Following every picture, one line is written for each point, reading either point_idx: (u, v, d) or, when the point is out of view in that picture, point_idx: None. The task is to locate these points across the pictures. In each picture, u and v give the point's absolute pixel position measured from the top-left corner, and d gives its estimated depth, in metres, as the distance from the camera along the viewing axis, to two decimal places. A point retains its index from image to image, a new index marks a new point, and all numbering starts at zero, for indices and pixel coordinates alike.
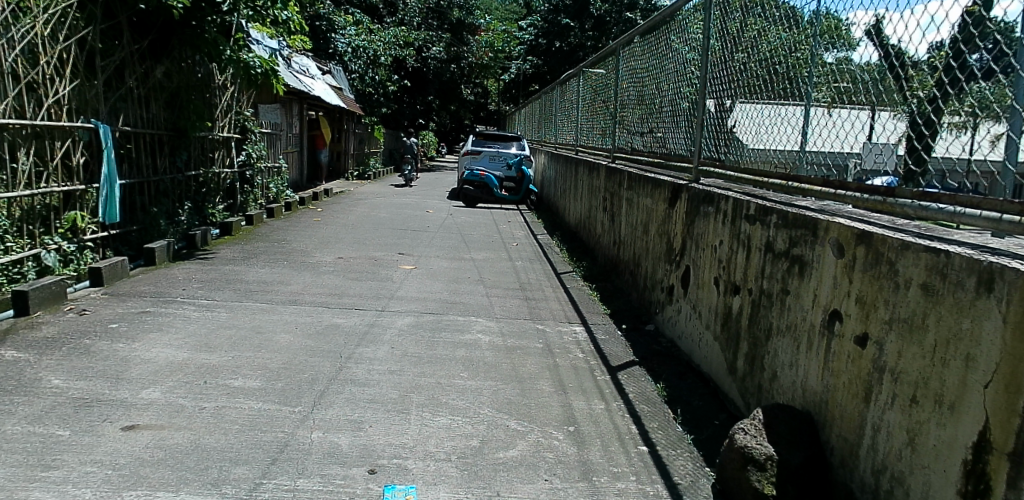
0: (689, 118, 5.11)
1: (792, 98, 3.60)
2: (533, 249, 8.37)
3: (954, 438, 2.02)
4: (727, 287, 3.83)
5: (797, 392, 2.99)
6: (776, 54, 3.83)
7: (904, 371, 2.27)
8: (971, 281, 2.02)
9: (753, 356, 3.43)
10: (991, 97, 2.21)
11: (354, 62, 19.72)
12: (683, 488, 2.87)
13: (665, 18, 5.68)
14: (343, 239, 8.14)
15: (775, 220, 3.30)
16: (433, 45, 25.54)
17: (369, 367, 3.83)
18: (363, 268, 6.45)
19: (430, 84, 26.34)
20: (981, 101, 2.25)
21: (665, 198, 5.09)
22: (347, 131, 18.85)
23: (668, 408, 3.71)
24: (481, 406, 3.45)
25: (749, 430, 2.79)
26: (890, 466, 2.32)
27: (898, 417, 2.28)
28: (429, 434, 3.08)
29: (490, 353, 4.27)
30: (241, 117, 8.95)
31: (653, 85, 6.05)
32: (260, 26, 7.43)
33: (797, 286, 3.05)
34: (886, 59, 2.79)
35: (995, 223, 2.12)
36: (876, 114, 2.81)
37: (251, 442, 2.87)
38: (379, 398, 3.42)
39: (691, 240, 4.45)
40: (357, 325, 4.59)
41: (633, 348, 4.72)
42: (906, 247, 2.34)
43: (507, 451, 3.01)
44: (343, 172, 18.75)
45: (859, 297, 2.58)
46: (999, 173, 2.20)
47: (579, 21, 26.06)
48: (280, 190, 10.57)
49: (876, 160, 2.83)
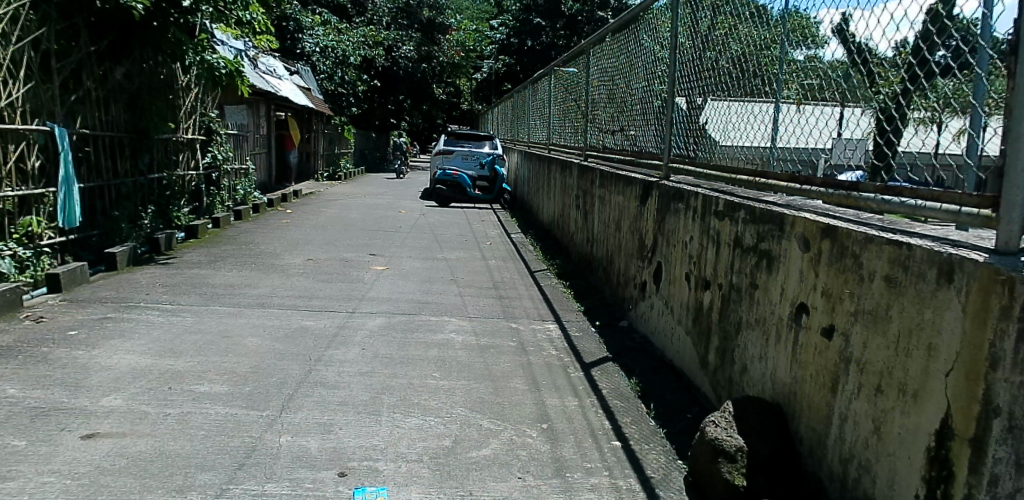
0: (660, 116, 5.14)
1: (762, 95, 3.63)
2: (506, 248, 8.37)
3: (919, 426, 2.06)
4: (698, 282, 3.86)
5: (766, 384, 3.03)
6: (745, 51, 3.87)
7: (869, 362, 2.31)
8: (932, 272, 2.05)
9: (723, 349, 3.47)
10: (951, 94, 2.26)
11: (323, 62, 19.57)
12: (656, 482, 2.89)
13: (634, 17, 5.71)
14: (314, 240, 8.06)
15: (743, 216, 3.34)
16: (403, 44, 25.61)
17: (340, 369, 3.79)
18: (332, 269, 6.39)
19: (401, 84, 26.25)
20: (945, 97, 2.28)
21: (636, 195, 5.13)
22: (315, 132, 18.65)
23: (642, 403, 3.74)
24: (454, 405, 3.44)
25: (720, 422, 2.83)
26: (858, 455, 2.35)
27: (864, 406, 2.33)
28: (400, 435, 3.06)
29: (463, 353, 4.26)
30: (206, 119, 8.85)
31: (624, 85, 6.07)
32: (225, 27, 7.30)
33: (765, 280, 3.08)
34: (852, 56, 2.83)
35: (955, 216, 2.17)
36: (846, 110, 2.85)
37: (218, 448, 2.83)
38: (350, 400, 3.39)
39: (663, 236, 4.48)
40: (327, 327, 4.54)
41: (607, 344, 4.74)
42: (869, 240, 2.38)
43: (479, 450, 2.99)
44: (313, 173, 18.55)
45: (825, 290, 2.61)
46: (961, 168, 2.23)
47: (550, 21, 26.21)
48: (247, 192, 10.44)
49: (844, 156, 2.86)
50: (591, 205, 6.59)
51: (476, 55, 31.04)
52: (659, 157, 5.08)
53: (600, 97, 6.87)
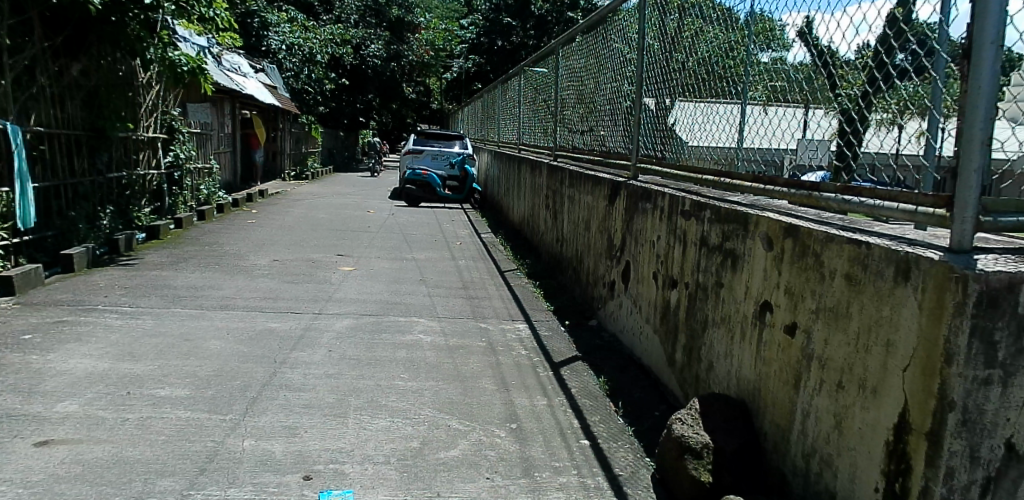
0: (628, 117, 5.18)
1: (729, 96, 3.68)
2: (476, 248, 8.36)
3: (878, 420, 2.11)
4: (665, 281, 3.90)
5: (731, 381, 3.08)
6: (711, 53, 3.91)
7: (830, 358, 2.36)
8: (890, 270, 2.10)
9: (690, 347, 3.51)
10: (910, 96, 2.32)
11: (289, 60, 19.31)
12: (624, 479, 2.92)
13: (603, 17, 5.75)
14: (280, 241, 7.95)
15: (708, 215, 3.39)
16: (371, 43, 25.43)
17: (306, 371, 3.75)
18: (299, 270, 6.31)
19: (370, 83, 26.03)
20: (908, 98, 2.33)
21: (605, 195, 5.16)
22: (282, 131, 18.39)
23: (610, 401, 3.77)
24: (422, 406, 3.43)
25: (686, 419, 2.87)
26: (819, 450, 2.40)
27: (825, 402, 2.37)
28: (367, 437, 3.04)
29: (432, 353, 4.24)
30: (167, 117, 8.68)
31: (593, 85, 6.10)
32: (187, 23, 7.15)
33: (730, 279, 3.13)
34: (817, 58, 2.87)
35: (912, 215, 2.22)
36: (811, 111, 2.90)
37: (179, 453, 2.77)
38: (316, 402, 3.36)
39: (631, 235, 4.52)
40: (293, 329, 4.49)
41: (576, 343, 4.76)
42: (830, 239, 2.43)
43: (447, 451, 2.99)
44: (280, 173, 18.29)
45: (788, 288, 2.66)
46: (920, 168, 2.28)
47: (520, 21, 26.28)
48: (211, 192, 10.26)
49: (809, 157, 2.90)
50: (560, 205, 6.62)
51: (446, 54, 30.96)
52: (627, 158, 5.12)
53: (569, 98, 6.90)
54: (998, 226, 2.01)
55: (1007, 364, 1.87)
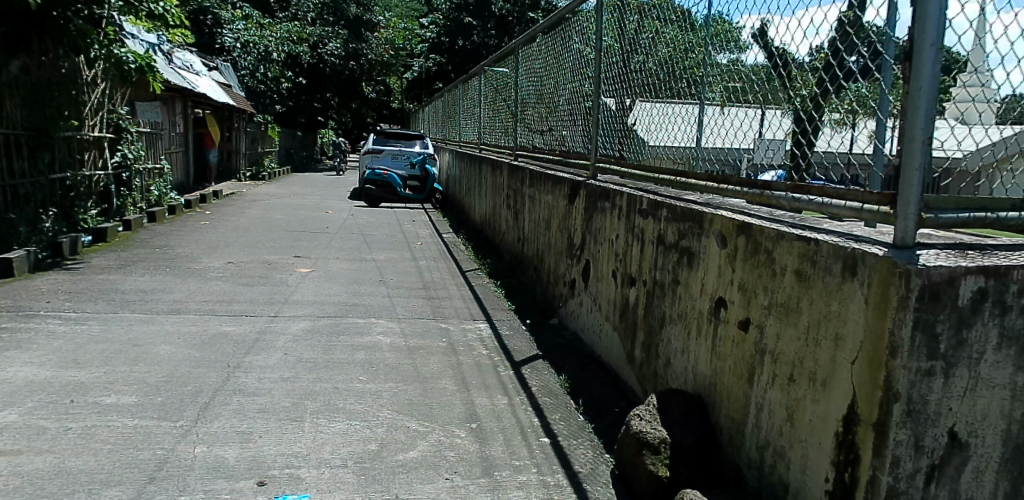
0: (587, 118, 5.22)
1: (687, 97, 3.73)
2: (437, 248, 8.32)
3: (828, 412, 2.17)
4: (624, 278, 3.94)
5: (689, 377, 3.12)
6: (668, 54, 3.96)
7: (782, 353, 2.42)
8: (838, 266, 2.16)
9: (648, 344, 3.56)
10: (861, 97, 2.38)
11: (244, 58, 18.97)
12: (584, 477, 2.94)
13: (562, 18, 5.77)
14: (234, 243, 7.79)
15: (665, 214, 3.44)
16: (330, 41, 25.11)
17: (261, 375, 3.69)
18: (254, 272, 6.20)
19: (328, 81, 25.67)
20: (859, 99, 2.39)
21: (565, 194, 5.20)
22: (237, 130, 18.01)
23: (571, 399, 3.79)
24: (381, 408, 3.40)
25: (644, 415, 2.91)
26: (773, 442, 2.45)
27: (778, 395, 2.43)
28: (324, 440, 3.01)
29: (391, 354, 4.21)
30: (114, 116, 8.44)
31: (553, 86, 6.12)
32: (134, 20, 6.97)
33: (686, 276, 3.18)
34: (772, 59, 2.93)
35: (859, 212, 2.29)
36: (767, 111, 2.95)
37: (126, 462, 2.70)
38: (270, 407, 3.30)
39: (590, 234, 4.56)
40: (248, 332, 4.40)
41: (537, 341, 4.77)
42: (781, 236, 2.48)
43: (405, 452, 2.97)
44: (235, 173, 17.90)
45: (741, 284, 2.71)
46: (870, 166, 2.34)
47: (480, 20, 26.30)
48: (162, 193, 9.99)
49: (766, 156, 2.95)
50: (521, 204, 6.63)
51: (406, 53, 30.85)
52: (586, 157, 5.15)
53: (529, 97, 6.93)
54: (940, 222, 2.09)
55: (949, 355, 1.94)
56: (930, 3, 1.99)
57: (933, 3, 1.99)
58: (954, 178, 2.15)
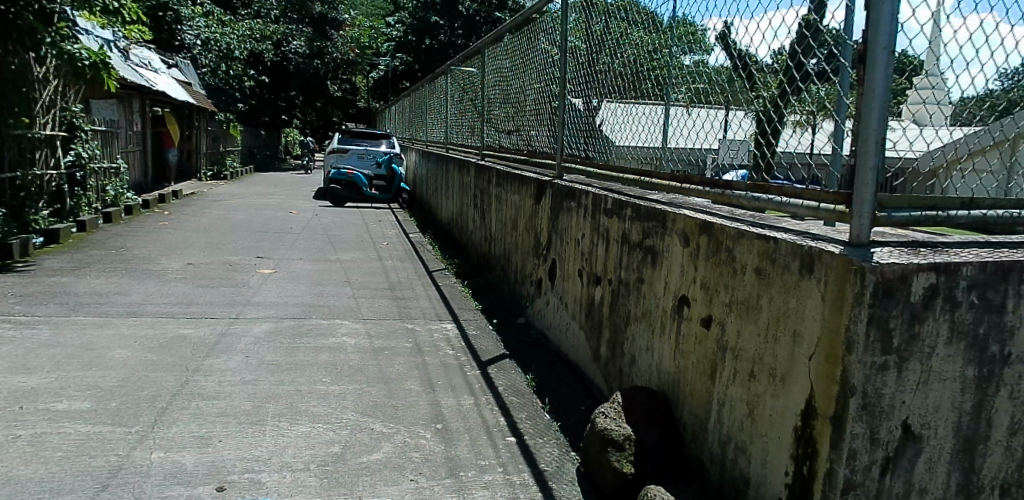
0: (553, 118, 5.24)
1: (651, 98, 3.75)
2: (403, 248, 8.27)
3: (787, 407, 2.21)
4: (590, 277, 3.96)
5: (653, 375, 3.15)
6: (633, 55, 3.98)
7: (742, 349, 2.46)
8: (795, 264, 2.20)
9: (614, 342, 3.58)
10: (822, 98, 2.42)
11: (205, 56, 18.64)
12: (549, 475, 2.96)
13: (528, 18, 5.76)
14: (194, 244, 7.63)
15: (629, 213, 3.47)
16: (293, 38, 24.79)
17: (221, 379, 3.62)
18: (214, 274, 6.09)
19: (293, 79, 25.34)
20: (818, 101, 2.43)
21: (531, 194, 5.21)
22: (198, 129, 17.65)
23: (537, 398, 3.80)
24: (345, 410, 3.37)
25: (609, 413, 2.93)
26: (734, 437, 2.50)
27: (739, 391, 2.47)
28: (287, 443, 2.97)
29: (356, 356, 4.17)
30: (68, 113, 8.22)
31: (519, 86, 6.12)
32: (89, 15, 6.81)
33: (650, 274, 3.22)
34: (735, 62, 2.96)
35: (816, 212, 2.34)
36: (731, 112, 2.98)
37: (78, 469, 2.63)
38: (231, 411, 3.24)
39: (557, 233, 4.57)
40: (207, 335, 4.31)
41: (504, 340, 4.78)
42: (741, 235, 2.52)
43: (370, 454, 2.94)
44: (196, 173, 17.53)
45: (703, 283, 2.75)
46: (829, 165, 2.39)
47: (447, 19, 26.23)
48: (118, 193, 9.74)
49: (731, 156, 2.98)
50: (488, 204, 6.63)
51: (372, 52, 30.62)
52: (552, 157, 5.17)
53: (496, 97, 6.93)
54: (893, 221, 2.15)
55: (902, 350, 2.00)
56: (883, 7, 2.04)
57: (886, 7, 2.04)
58: (906, 177, 2.21)
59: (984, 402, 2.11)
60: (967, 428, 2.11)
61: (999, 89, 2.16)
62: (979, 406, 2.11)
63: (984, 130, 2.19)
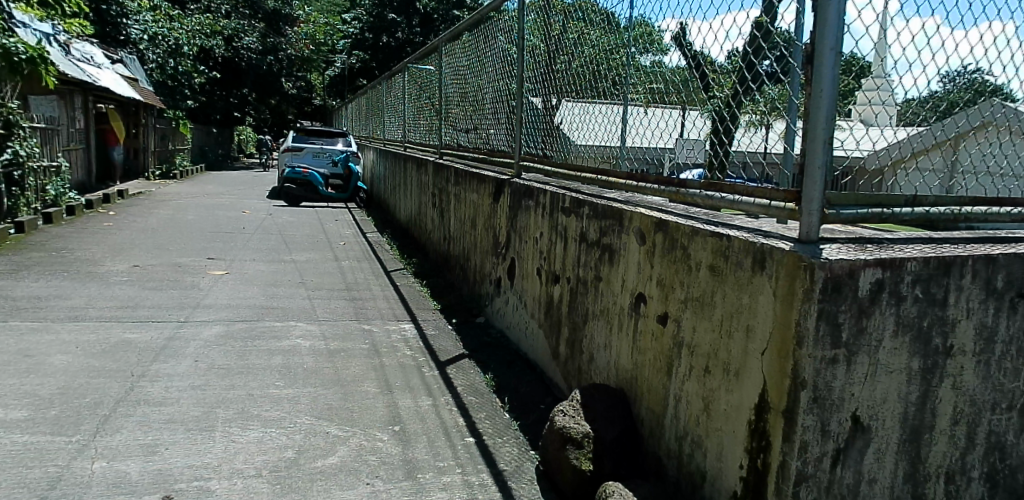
0: (511, 116, 5.23)
1: (609, 97, 3.76)
2: (360, 248, 8.16)
3: (741, 401, 2.25)
4: (549, 276, 3.97)
5: (611, 372, 3.17)
6: (591, 55, 4.00)
7: (698, 345, 2.49)
8: (748, 260, 2.24)
9: (573, 340, 3.60)
10: (775, 97, 2.45)
11: (152, 51, 18.10)
12: (508, 474, 2.95)
13: (485, 17, 5.72)
14: (141, 245, 7.39)
15: (587, 212, 3.48)
16: (245, 35, 24.25)
17: (169, 384, 3.51)
18: (162, 276, 5.91)
19: (245, 76, 24.83)
20: (770, 102, 2.47)
21: (490, 193, 5.19)
22: (145, 126, 17.09)
23: (496, 397, 3.79)
24: (299, 414, 3.30)
25: (567, 411, 2.94)
26: (690, 432, 2.52)
27: (694, 386, 2.50)
28: (237, 450, 2.89)
29: (310, 358, 4.09)
30: (3, 110, 7.87)
31: (477, 84, 6.09)
32: (25, 6, 6.67)
33: (607, 272, 3.24)
34: (690, 62, 2.97)
35: (768, 209, 2.38)
36: (686, 112, 3.00)
37: (14, 482, 2.51)
38: (179, 417, 3.14)
39: (515, 232, 4.57)
40: (155, 339, 4.17)
41: (464, 340, 4.75)
42: (695, 233, 2.55)
43: (325, 459, 2.89)
44: (143, 171, 16.97)
45: (660, 280, 2.77)
46: (782, 163, 2.43)
47: (404, 17, 26.02)
48: (60, 193, 9.37)
49: (688, 155, 3.00)
50: (447, 203, 6.59)
51: (327, 49, 30.19)
52: (511, 156, 5.17)
53: (453, 95, 6.90)
54: (841, 218, 2.20)
55: (851, 344, 2.05)
56: (829, 10, 2.09)
57: (832, 10, 2.08)
58: (854, 175, 2.27)
59: (928, 393, 2.18)
60: (913, 419, 2.18)
61: (940, 91, 2.28)
62: (923, 397, 2.18)
63: (928, 130, 2.29)
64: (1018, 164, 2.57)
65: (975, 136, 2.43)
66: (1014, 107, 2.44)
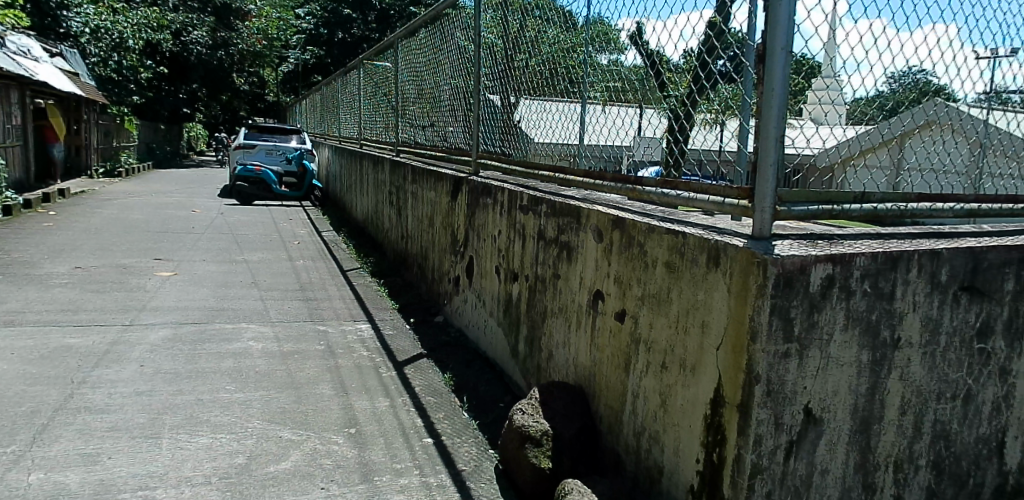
0: (469, 113, 5.19)
1: (567, 95, 3.75)
2: (316, 247, 8.01)
3: (697, 396, 2.27)
4: (507, 274, 3.95)
5: (570, 369, 3.17)
6: (548, 53, 4.00)
7: (655, 341, 2.51)
8: (702, 257, 2.26)
9: (532, 339, 3.59)
10: (729, 97, 2.48)
11: (94, 45, 17.46)
12: (467, 474, 2.92)
13: (442, 13, 5.66)
14: (83, 246, 7.12)
15: (545, 209, 3.47)
16: (194, 29, 23.59)
17: (111, 390, 3.38)
18: (105, 277, 5.69)
19: (194, 71, 24.25)
20: (725, 102, 2.49)
21: (447, 191, 5.15)
22: (88, 123, 16.47)
23: (455, 397, 3.76)
24: (250, 418, 3.21)
25: (527, 409, 2.94)
26: (648, 428, 2.54)
27: (652, 382, 2.51)
28: (185, 457, 2.79)
29: (262, 361, 4.00)
30: None
31: (434, 81, 6.04)
32: None
33: (565, 270, 3.24)
34: (647, 61, 2.96)
35: (722, 206, 2.41)
36: (643, 111, 3.01)
37: None
38: (123, 425, 3.03)
39: (473, 230, 4.54)
40: (97, 344, 4.02)
41: (422, 340, 4.70)
42: (652, 230, 2.57)
43: (277, 464, 2.82)
44: (86, 170, 16.35)
45: (617, 277, 2.78)
46: (736, 161, 2.45)
47: (360, 12, 25.70)
48: None
49: (645, 153, 3.00)
50: (404, 201, 6.52)
51: (280, 44, 29.65)
52: (468, 154, 5.14)
53: (410, 92, 6.83)
54: (792, 214, 2.24)
55: (803, 338, 2.08)
56: (780, 9, 2.12)
57: (782, 10, 2.11)
58: (804, 172, 2.31)
59: (877, 384, 2.23)
60: (863, 410, 2.23)
61: (887, 91, 2.35)
62: (873, 389, 2.23)
63: (874, 128, 2.36)
64: (959, 161, 2.67)
65: (919, 135, 2.52)
66: (954, 107, 2.55)
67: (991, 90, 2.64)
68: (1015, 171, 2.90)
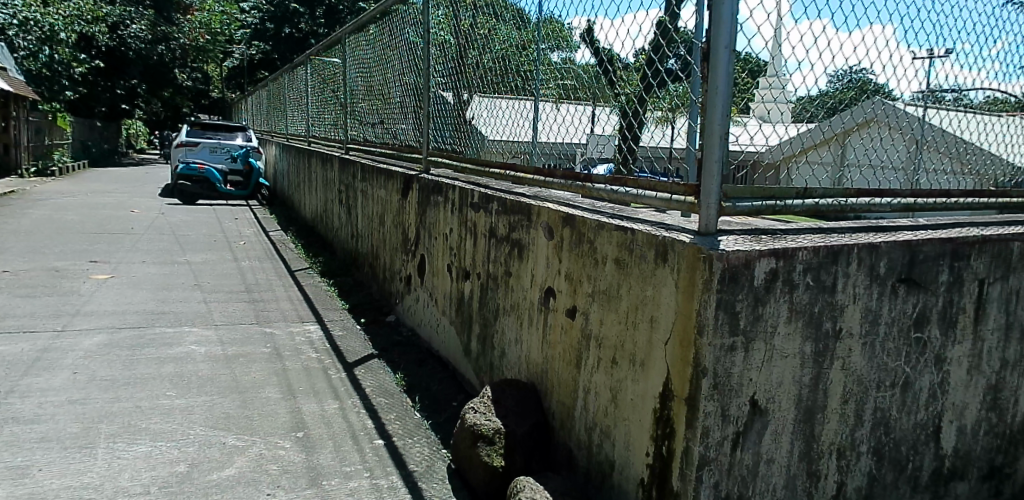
0: (420, 110, 5.14)
1: (519, 93, 3.74)
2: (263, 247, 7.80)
3: (646, 391, 2.29)
4: (459, 272, 3.93)
5: (522, 366, 3.17)
6: (499, 51, 3.98)
7: (605, 336, 2.52)
8: (651, 253, 2.28)
9: (484, 336, 3.58)
10: (677, 95, 2.50)
11: (23, 38, 16.64)
12: (419, 475, 2.89)
13: (392, 8, 5.58)
14: (11, 248, 6.77)
15: (495, 206, 3.46)
16: (132, 22, 22.74)
17: (41, 400, 3.22)
18: (36, 282, 5.43)
19: (132, 66, 23.36)
20: (674, 100, 2.51)
21: (398, 189, 5.09)
22: (17, 120, 15.71)
23: (407, 397, 3.71)
24: (193, 425, 3.12)
25: (478, 407, 2.92)
26: (599, 423, 2.55)
27: (603, 377, 2.53)
28: (122, 466, 2.69)
29: (205, 365, 3.88)
30: None
31: (384, 78, 5.95)
32: None
33: (516, 267, 3.23)
34: (598, 60, 2.97)
35: (670, 203, 2.45)
36: (594, 109, 3.02)
37: None
38: (54, 435, 2.90)
39: (424, 228, 4.50)
40: (26, 352, 3.83)
41: (373, 340, 4.63)
42: (601, 227, 2.58)
43: (220, 471, 2.74)
44: (15, 169, 15.57)
45: (568, 274, 2.79)
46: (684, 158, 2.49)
47: (308, 7, 25.29)
48: None
49: (597, 149, 3.01)
50: (354, 199, 6.42)
51: (225, 40, 28.88)
52: (419, 151, 5.08)
53: (359, 89, 6.72)
54: (736, 210, 2.29)
55: (748, 331, 2.13)
56: (723, 8, 2.15)
57: (725, 8, 2.14)
58: (749, 169, 2.35)
59: (820, 375, 2.30)
60: (807, 399, 2.29)
61: (828, 90, 2.41)
62: (816, 379, 2.30)
63: (815, 125, 2.42)
64: (896, 157, 2.77)
65: (858, 133, 2.60)
66: (892, 105, 2.63)
67: (927, 90, 2.74)
68: (948, 167, 3.02)
